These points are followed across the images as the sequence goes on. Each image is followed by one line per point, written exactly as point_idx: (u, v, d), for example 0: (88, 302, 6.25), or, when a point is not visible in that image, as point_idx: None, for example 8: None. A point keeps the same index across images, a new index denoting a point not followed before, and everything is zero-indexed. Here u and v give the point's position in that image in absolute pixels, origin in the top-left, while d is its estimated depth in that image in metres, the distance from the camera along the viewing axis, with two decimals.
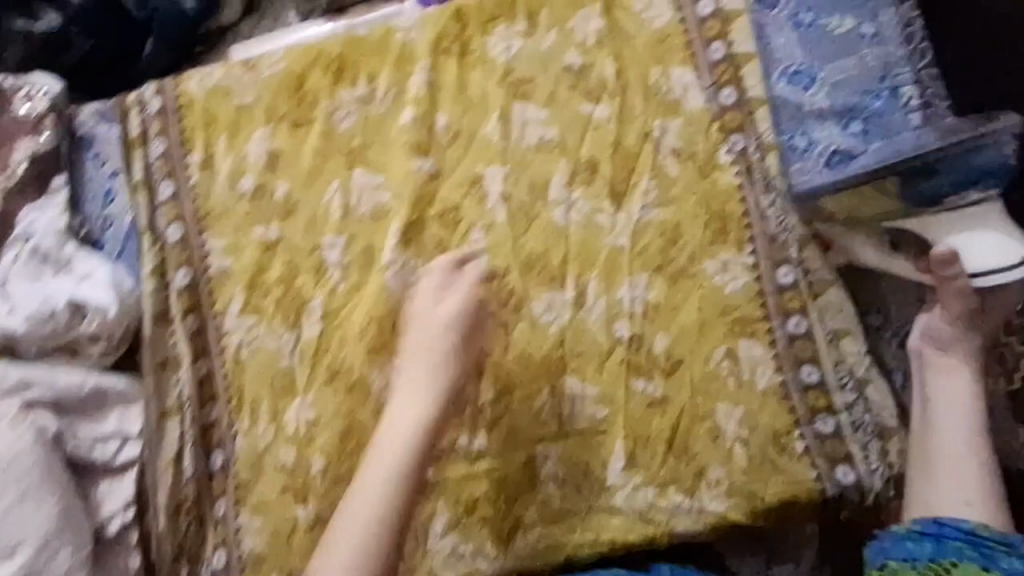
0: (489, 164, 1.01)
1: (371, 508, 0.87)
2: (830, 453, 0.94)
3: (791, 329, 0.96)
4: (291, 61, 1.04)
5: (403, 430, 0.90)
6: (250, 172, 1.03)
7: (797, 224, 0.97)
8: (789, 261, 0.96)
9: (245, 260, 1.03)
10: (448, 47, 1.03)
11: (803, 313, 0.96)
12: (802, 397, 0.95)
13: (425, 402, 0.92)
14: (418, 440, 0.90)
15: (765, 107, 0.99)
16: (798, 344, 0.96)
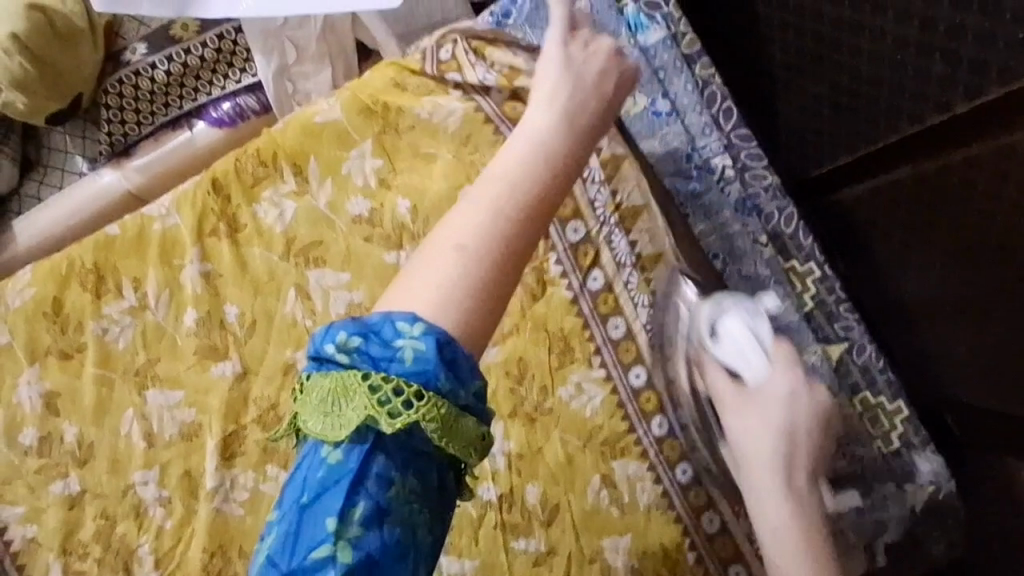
0: (298, 347, 0.92)
1: (478, 261, 0.52)
2: (721, 552, 0.88)
3: (655, 431, 0.89)
4: (41, 284, 0.92)
5: (528, 169, 0.56)
6: (29, 424, 0.92)
7: (640, 310, 0.90)
8: (641, 361, 0.90)
9: (50, 523, 0.90)
10: (214, 226, 0.92)
11: (662, 410, 0.89)
12: (683, 498, 0.88)
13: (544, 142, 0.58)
14: (546, 171, 0.57)
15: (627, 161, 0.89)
16: (667, 445, 0.89)
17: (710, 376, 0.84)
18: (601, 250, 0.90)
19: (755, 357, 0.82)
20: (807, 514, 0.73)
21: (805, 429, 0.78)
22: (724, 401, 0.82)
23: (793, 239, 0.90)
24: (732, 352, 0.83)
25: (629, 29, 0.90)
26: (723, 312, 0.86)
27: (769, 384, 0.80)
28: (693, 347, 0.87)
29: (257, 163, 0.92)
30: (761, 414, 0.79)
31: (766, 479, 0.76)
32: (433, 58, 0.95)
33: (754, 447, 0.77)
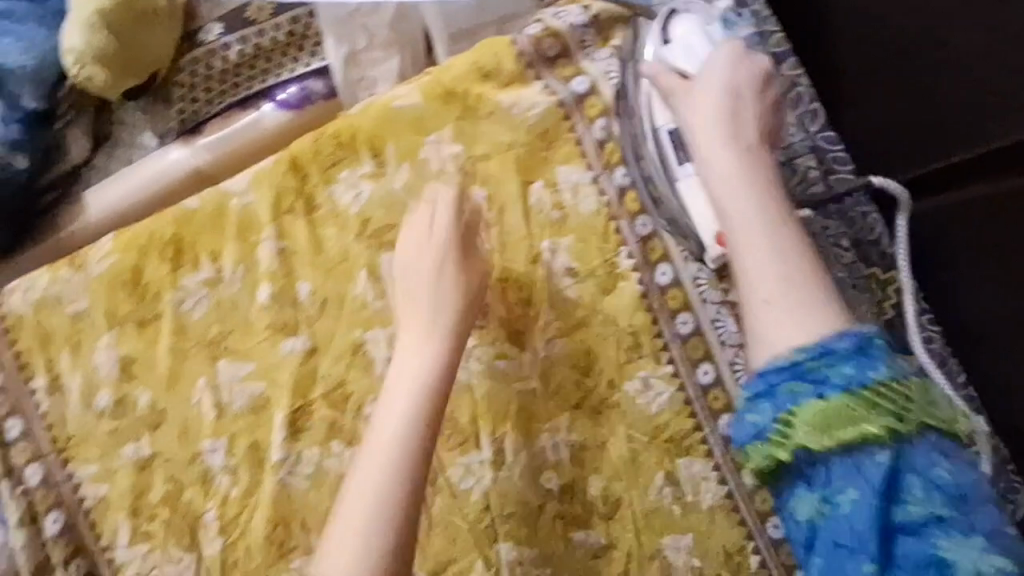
0: (366, 328, 0.93)
1: (404, 439, 0.77)
2: (787, 555, 0.88)
3: (724, 431, 0.89)
4: (122, 253, 0.94)
5: (420, 371, 0.81)
6: (104, 388, 0.95)
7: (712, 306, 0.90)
8: (711, 359, 0.89)
9: (122, 485, 0.93)
10: (292, 205, 0.93)
11: (731, 409, 0.89)
12: (749, 501, 0.88)
13: (444, 316, 0.83)
14: (433, 375, 0.81)
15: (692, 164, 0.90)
16: (735, 447, 0.89)
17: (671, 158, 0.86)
18: (669, 245, 0.91)
19: (701, 59, 0.85)
20: (786, 246, 0.78)
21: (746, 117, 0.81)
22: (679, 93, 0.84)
23: (875, 245, 0.89)
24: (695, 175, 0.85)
25: (714, 21, 0.88)
26: (677, 15, 0.88)
27: (711, 66, 0.83)
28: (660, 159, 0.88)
29: (334, 144, 0.92)
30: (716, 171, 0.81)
31: (755, 238, 0.78)
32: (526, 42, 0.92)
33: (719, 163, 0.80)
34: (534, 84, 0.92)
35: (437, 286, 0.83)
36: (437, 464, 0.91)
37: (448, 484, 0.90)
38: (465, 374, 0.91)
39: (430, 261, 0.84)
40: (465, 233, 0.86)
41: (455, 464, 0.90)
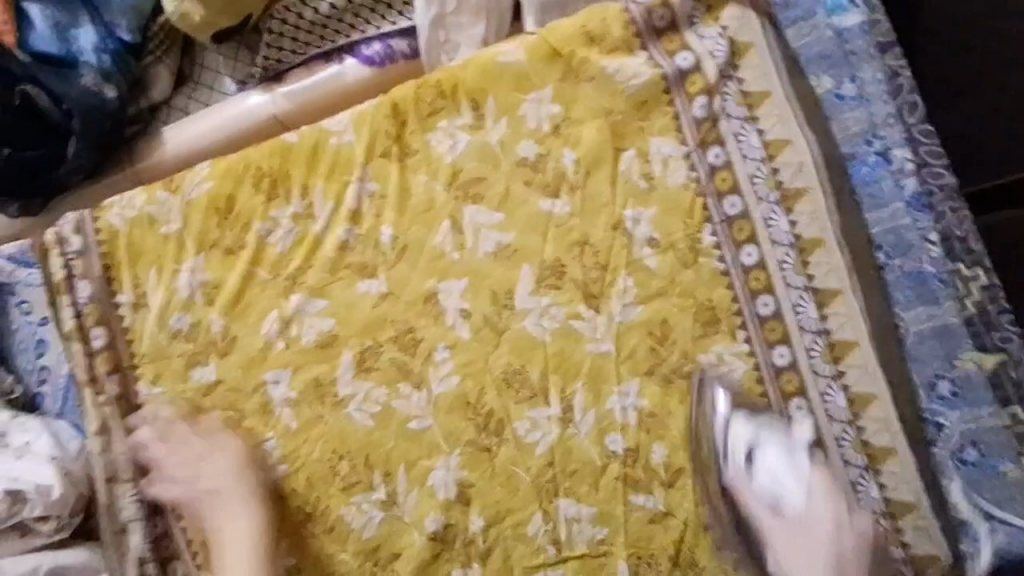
0: (442, 278, 0.93)
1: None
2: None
3: (792, 414, 0.88)
4: (218, 180, 0.97)
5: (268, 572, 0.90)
6: (183, 310, 0.96)
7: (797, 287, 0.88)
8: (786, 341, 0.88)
9: (183, 408, 0.95)
10: (387, 149, 0.94)
11: (801, 392, 0.88)
12: None
13: (243, 482, 0.93)
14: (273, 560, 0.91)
15: (787, 148, 0.88)
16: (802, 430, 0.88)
17: (756, 481, 0.84)
18: (757, 225, 0.89)
19: (798, 494, 0.82)
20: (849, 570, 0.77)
21: (830, 510, 0.80)
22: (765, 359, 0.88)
23: (962, 242, 0.88)
24: (768, 471, 0.84)
25: (827, 10, 0.91)
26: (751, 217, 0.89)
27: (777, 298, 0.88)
28: (737, 463, 0.86)
29: (437, 94, 0.94)
30: (803, 498, 0.81)
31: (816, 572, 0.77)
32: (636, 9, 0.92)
33: (812, 515, 0.80)
34: (639, 53, 0.92)
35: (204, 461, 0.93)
36: (504, 416, 0.92)
37: (514, 435, 0.92)
38: (538, 332, 0.92)
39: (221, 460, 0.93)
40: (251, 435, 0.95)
41: (523, 418, 0.92)
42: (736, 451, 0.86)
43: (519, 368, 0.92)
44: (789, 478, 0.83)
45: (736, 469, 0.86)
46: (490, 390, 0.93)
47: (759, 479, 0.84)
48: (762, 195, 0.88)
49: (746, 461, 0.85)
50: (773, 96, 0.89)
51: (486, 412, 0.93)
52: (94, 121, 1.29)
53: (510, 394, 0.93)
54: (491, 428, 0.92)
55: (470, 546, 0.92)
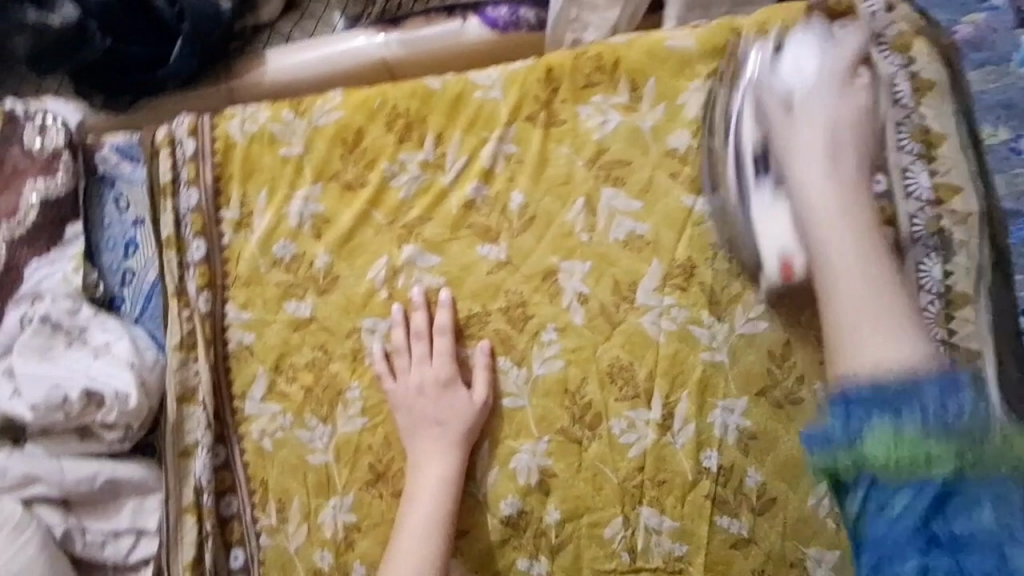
0: (566, 256, 0.89)
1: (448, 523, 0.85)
2: None
3: None
4: (350, 110, 0.92)
5: (433, 505, 0.85)
6: (289, 238, 0.92)
7: (938, 329, 0.84)
8: None
9: (271, 337, 0.91)
10: (533, 113, 0.90)
11: None
12: None
13: (416, 411, 0.88)
14: (449, 498, 0.86)
15: (958, 196, 0.85)
16: None
17: (777, 182, 0.81)
18: (907, 264, 0.85)
19: (812, 79, 0.79)
20: (870, 255, 0.73)
21: (853, 107, 0.79)
22: (771, 112, 0.80)
23: None
24: (792, 59, 0.81)
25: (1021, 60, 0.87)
26: (790, 41, 0.83)
27: (815, 96, 0.78)
28: (765, 62, 0.83)
29: (596, 67, 0.90)
30: (818, 78, 0.79)
31: (813, 146, 0.77)
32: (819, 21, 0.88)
33: (813, 175, 0.76)
34: None
35: (297, 391, 0.91)
36: (602, 409, 0.89)
37: (608, 432, 0.88)
38: (653, 330, 0.88)
39: (459, 394, 0.88)
40: (489, 367, 0.89)
41: (621, 416, 0.88)
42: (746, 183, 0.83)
43: (625, 363, 0.89)
44: (812, 62, 0.80)
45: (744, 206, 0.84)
46: (592, 381, 0.89)
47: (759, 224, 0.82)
48: (918, 235, 0.85)
49: (773, 54, 0.83)
50: (950, 138, 0.86)
51: (584, 403, 0.89)
52: (203, 27, 1.19)
53: (613, 389, 0.89)
54: (586, 420, 0.88)
55: (541, 538, 0.88)
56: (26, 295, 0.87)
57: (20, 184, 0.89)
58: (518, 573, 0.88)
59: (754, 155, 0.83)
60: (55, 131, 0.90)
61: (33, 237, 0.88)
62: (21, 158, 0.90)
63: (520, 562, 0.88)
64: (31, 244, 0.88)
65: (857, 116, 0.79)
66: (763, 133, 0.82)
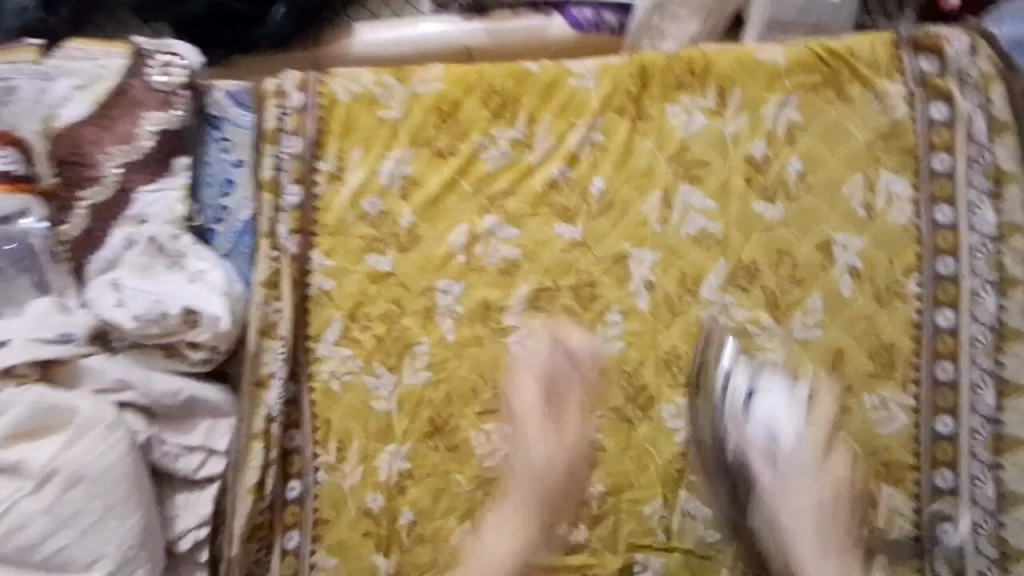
0: (638, 244, 0.94)
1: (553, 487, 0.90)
2: None
3: (938, 482, 0.89)
4: (449, 83, 0.97)
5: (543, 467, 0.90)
6: (378, 195, 0.97)
7: (986, 358, 0.89)
8: (954, 412, 0.89)
9: (350, 287, 0.96)
10: (622, 105, 0.96)
11: (955, 466, 0.88)
12: (936, 556, 0.88)
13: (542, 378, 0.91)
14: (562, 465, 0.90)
15: (1019, 235, 0.90)
16: (941, 500, 0.88)
17: (752, 426, 0.86)
18: (964, 293, 0.89)
19: (788, 437, 0.83)
20: (838, 511, 0.81)
21: (823, 470, 0.82)
22: (761, 468, 0.84)
23: None
24: (768, 410, 0.86)
25: None
26: (760, 374, 0.89)
27: (796, 456, 0.82)
28: (735, 397, 0.88)
29: (688, 69, 0.95)
30: (794, 437, 0.83)
31: (807, 516, 0.80)
32: (906, 50, 0.93)
33: (804, 503, 0.80)
34: (896, 84, 0.92)
35: (368, 340, 0.96)
36: (654, 393, 0.93)
37: (658, 416, 0.93)
38: (712, 325, 0.93)
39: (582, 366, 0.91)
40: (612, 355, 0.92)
41: (672, 402, 0.93)
42: (735, 394, 0.88)
43: (682, 351, 0.93)
44: (784, 418, 0.85)
45: (733, 397, 0.88)
46: (649, 365, 0.93)
47: (755, 412, 0.86)
48: (976, 267, 0.89)
49: (745, 400, 0.87)
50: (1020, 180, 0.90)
51: (639, 385, 0.93)
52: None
53: (667, 375, 0.93)
54: (638, 401, 0.93)
55: (583, 507, 0.93)
56: (133, 217, 0.94)
57: (137, 114, 0.96)
58: (557, 539, 0.93)
59: (731, 466, 0.88)
60: (177, 71, 0.97)
61: (145, 164, 0.95)
62: (140, 90, 0.96)
63: (560, 528, 0.92)
64: (142, 169, 0.95)
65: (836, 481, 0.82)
66: (740, 462, 0.86)
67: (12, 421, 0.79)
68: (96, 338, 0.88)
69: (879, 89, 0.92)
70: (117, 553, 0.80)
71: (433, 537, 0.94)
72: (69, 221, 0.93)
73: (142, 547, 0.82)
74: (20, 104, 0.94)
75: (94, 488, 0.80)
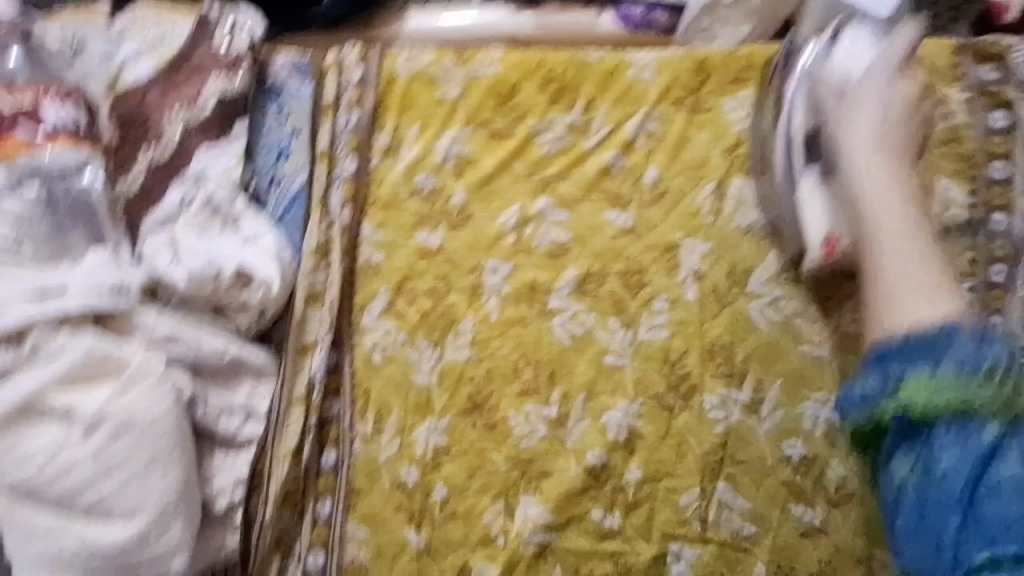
0: (688, 234, 0.94)
1: None
2: None
3: None
4: (509, 66, 0.99)
5: None
6: (432, 171, 0.98)
7: None
8: None
9: (398, 260, 0.97)
10: (680, 97, 0.96)
11: None
12: None
13: None
14: None
15: None
16: None
17: (826, 71, 0.90)
18: (1015, 302, 0.89)
19: (861, 68, 0.88)
20: (897, 116, 0.87)
21: (898, 94, 0.88)
22: (823, 89, 0.90)
23: None
24: (849, 43, 0.90)
25: None
26: (846, 31, 0.90)
27: (865, 83, 0.88)
28: (817, 46, 0.92)
29: (747, 65, 0.96)
30: (868, 65, 0.89)
31: (869, 147, 0.85)
32: (968, 58, 0.93)
33: (863, 131, 0.86)
34: (956, 91, 0.93)
35: (412, 314, 0.96)
36: (696, 384, 0.93)
37: (699, 406, 0.93)
38: (758, 318, 0.93)
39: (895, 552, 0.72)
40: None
41: (714, 393, 0.92)
42: (809, 60, 0.92)
43: (727, 343, 0.93)
44: (860, 60, 0.89)
45: (814, 56, 0.92)
46: (693, 354, 0.93)
47: (836, 55, 0.90)
48: None
49: (829, 41, 0.91)
50: None
51: (682, 374, 0.93)
52: None
53: (710, 367, 0.93)
54: (680, 390, 0.93)
55: (618, 493, 0.92)
56: (190, 177, 0.94)
57: (203, 78, 0.97)
58: (590, 522, 0.92)
59: (803, 144, 0.92)
60: (241, 39, 0.98)
61: (206, 126, 0.96)
62: (207, 56, 0.97)
63: (594, 512, 0.92)
64: (203, 132, 0.95)
65: (905, 106, 0.88)
66: (811, 104, 0.91)
67: (63, 368, 0.80)
68: (147, 294, 0.88)
69: (939, 96, 0.93)
70: (157, 504, 0.80)
71: (463, 515, 0.93)
72: (126, 177, 0.95)
73: (181, 501, 0.82)
74: (88, 62, 0.97)
75: (141, 439, 0.80)
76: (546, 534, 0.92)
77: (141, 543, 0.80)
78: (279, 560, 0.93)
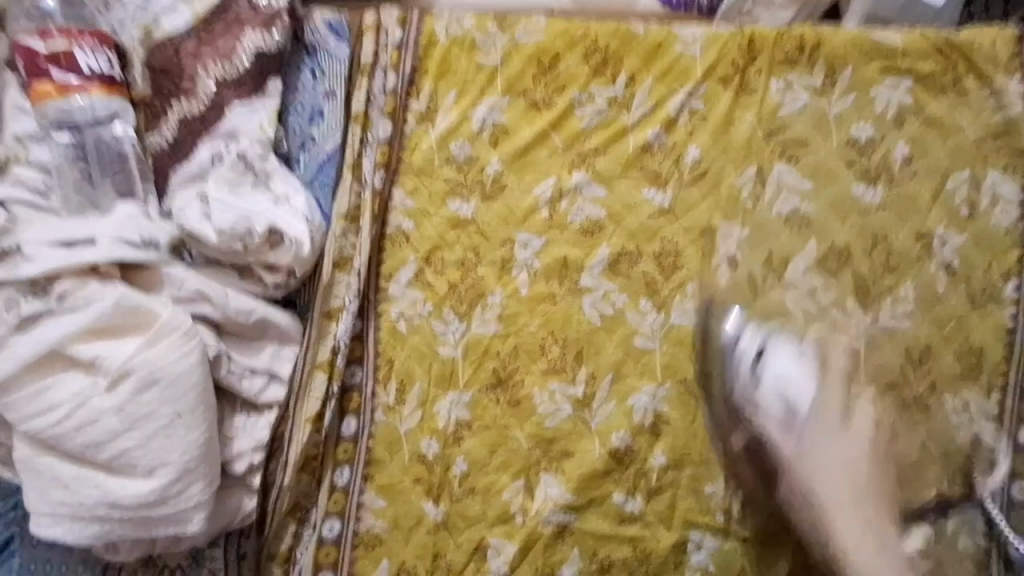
0: (726, 218, 0.92)
1: None
2: None
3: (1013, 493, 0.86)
4: (551, 34, 0.96)
5: None
6: (468, 140, 0.96)
7: None
8: None
9: (429, 230, 0.95)
10: (726, 76, 0.93)
11: None
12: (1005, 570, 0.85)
13: None
14: None
15: None
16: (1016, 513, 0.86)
17: (762, 392, 0.76)
18: None
19: (805, 389, 0.75)
20: (868, 478, 0.74)
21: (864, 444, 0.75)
22: (768, 424, 0.76)
23: None
24: (777, 369, 0.76)
25: None
26: (767, 347, 0.79)
27: (815, 442, 0.73)
28: (746, 358, 0.79)
29: (798, 46, 0.92)
30: (810, 390, 0.75)
31: (833, 409, 0.75)
32: None
33: (835, 454, 0.73)
34: (1016, 81, 0.90)
35: (441, 286, 0.94)
36: None
37: None
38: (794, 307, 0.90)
39: None
40: None
41: None
42: (741, 357, 0.79)
43: None
44: (803, 380, 0.75)
45: (743, 359, 0.79)
46: None
47: (765, 377, 0.76)
48: None
49: (755, 359, 0.78)
50: None
51: None
52: None
53: None
54: None
55: (641, 478, 0.91)
56: (222, 133, 0.93)
57: (239, 32, 0.94)
58: (610, 506, 0.91)
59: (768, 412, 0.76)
60: None
61: (239, 82, 0.94)
62: (244, 9, 0.95)
63: (615, 496, 0.91)
64: (236, 88, 0.94)
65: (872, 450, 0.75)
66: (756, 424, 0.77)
67: (89, 320, 0.80)
68: (174, 249, 0.88)
69: (996, 86, 0.90)
70: (179, 461, 0.79)
71: (482, 492, 0.92)
72: (159, 131, 0.94)
73: (203, 460, 0.81)
74: (125, 9, 0.95)
75: (167, 393, 0.79)
76: (565, 515, 0.90)
77: (162, 499, 0.79)
78: (294, 525, 0.92)
